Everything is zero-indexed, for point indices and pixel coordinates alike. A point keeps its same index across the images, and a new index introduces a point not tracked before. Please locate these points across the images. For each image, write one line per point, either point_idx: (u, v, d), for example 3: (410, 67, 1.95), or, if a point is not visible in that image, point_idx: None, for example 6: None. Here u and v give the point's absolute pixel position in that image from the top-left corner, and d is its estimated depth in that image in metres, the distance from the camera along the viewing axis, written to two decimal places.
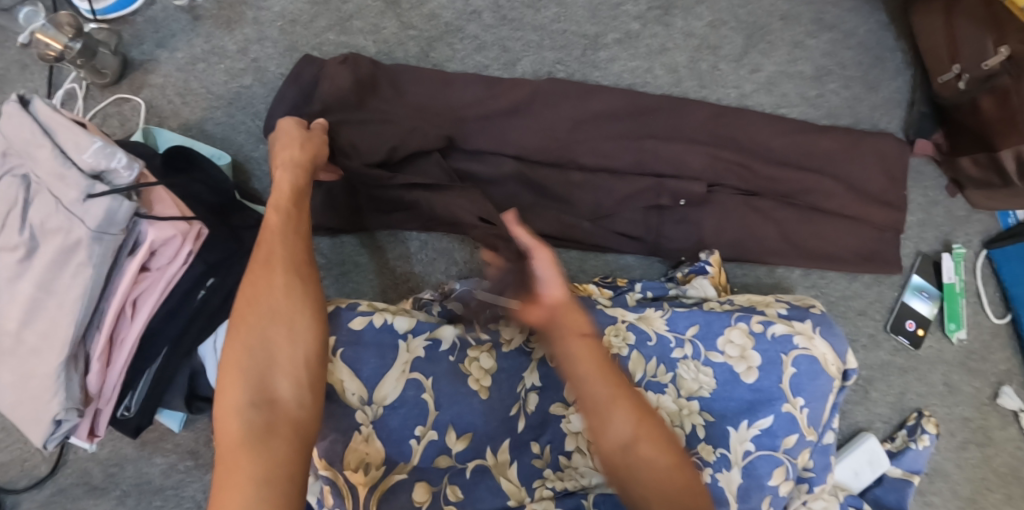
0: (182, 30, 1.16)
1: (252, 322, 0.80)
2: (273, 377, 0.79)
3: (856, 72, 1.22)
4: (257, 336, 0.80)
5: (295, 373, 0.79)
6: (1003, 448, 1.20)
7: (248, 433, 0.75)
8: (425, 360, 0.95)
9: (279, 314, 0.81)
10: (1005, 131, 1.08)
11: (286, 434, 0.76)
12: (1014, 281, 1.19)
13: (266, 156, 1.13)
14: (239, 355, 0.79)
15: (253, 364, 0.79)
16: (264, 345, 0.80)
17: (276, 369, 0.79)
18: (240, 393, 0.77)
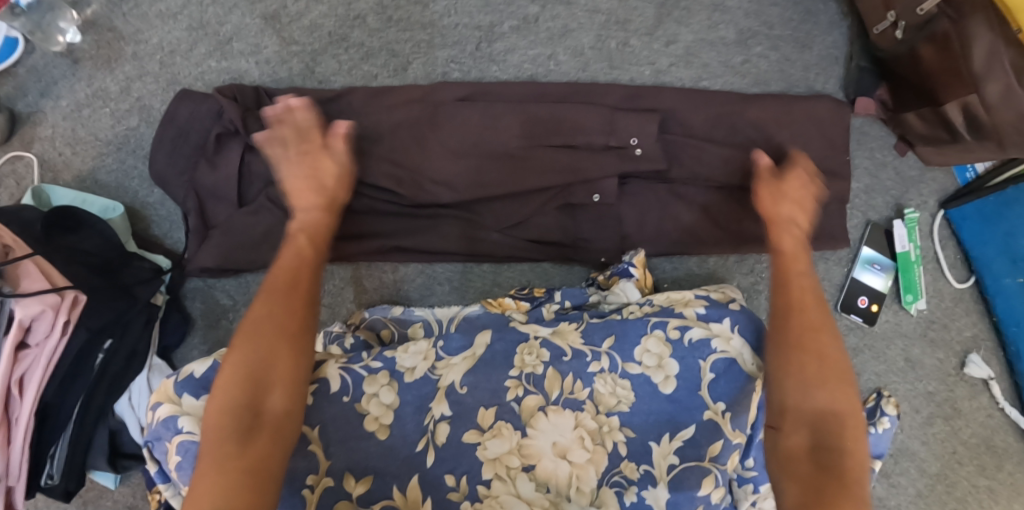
0: (64, 76, 1.10)
1: (259, 338, 0.80)
2: (266, 389, 0.78)
3: (784, 30, 1.12)
4: (259, 350, 0.79)
5: (290, 388, 0.78)
6: (972, 418, 1.12)
7: (230, 434, 0.75)
8: (312, 407, 0.91)
9: (286, 332, 0.81)
10: (948, 81, 0.98)
11: (263, 446, 0.75)
12: (975, 243, 1.10)
13: (162, 199, 1.10)
14: (238, 359, 0.78)
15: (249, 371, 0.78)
16: (266, 358, 0.79)
17: (275, 380, 0.78)
18: (229, 396, 0.77)
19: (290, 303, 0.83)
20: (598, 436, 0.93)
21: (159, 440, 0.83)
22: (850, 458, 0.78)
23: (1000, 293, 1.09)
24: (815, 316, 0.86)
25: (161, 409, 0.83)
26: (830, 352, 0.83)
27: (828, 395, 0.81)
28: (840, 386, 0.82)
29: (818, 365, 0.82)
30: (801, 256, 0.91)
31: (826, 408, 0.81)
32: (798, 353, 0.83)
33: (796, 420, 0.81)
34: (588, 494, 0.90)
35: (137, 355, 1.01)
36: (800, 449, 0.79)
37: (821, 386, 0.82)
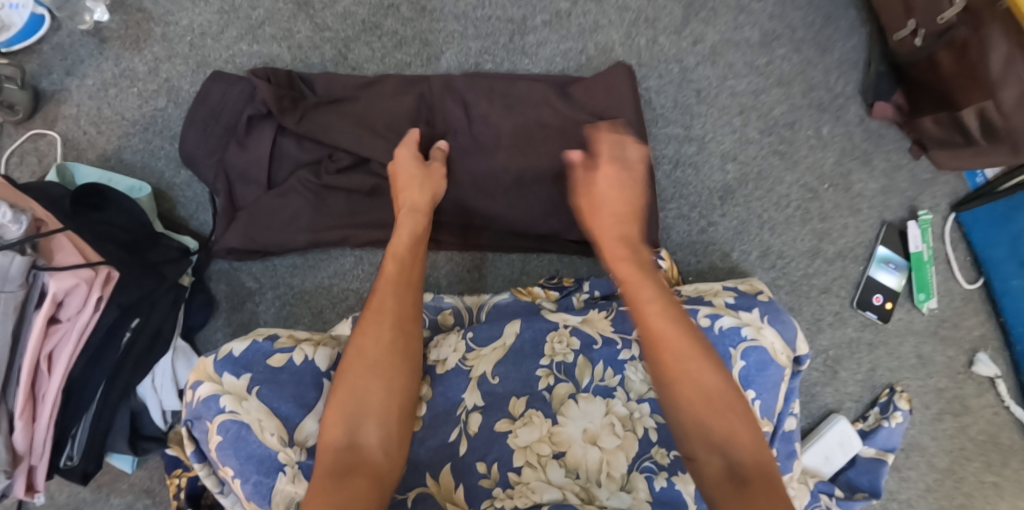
0: (90, 55, 1.09)
1: (358, 372, 0.79)
2: (362, 426, 0.76)
3: (806, 34, 1.16)
4: (359, 385, 0.78)
5: (386, 423, 0.77)
6: (980, 415, 1.16)
7: (333, 469, 0.73)
8: None
9: (380, 363, 0.80)
10: (965, 87, 1.01)
11: (362, 485, 0.72)
12: (985, 245, 1.14)
13: (189, 180, 1.09)
14: (341, 395, 0.78)
15: (350, 404, 0.77)
16: (360, 393, 0.78)
17: (370, 417, 0.77)
18: (338, 432, 0.76)
19: (379, 331, 0.81)
20: (629, 422, 0.94)
21: (199, 419, 0.82)
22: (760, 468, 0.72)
23: (1009, 294, 1.12)
24: (667, 348, 0.78)
25: (201, 388, 0.82)
26: (685, 388, 0.76)
27: (702, 405, 0.76)
28: (712, 415, 0.75)
29: (680, 368, 0.77)
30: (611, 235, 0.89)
31: (716, 434, 0.75)
32: (684, 350, 0.78)
33: (704, 439, 0.75)
34: (619, 481, 0.90)
35: (162, 336, 0.99)
36: (719, 474, 0.73)
37: (706, 402, 0.76)
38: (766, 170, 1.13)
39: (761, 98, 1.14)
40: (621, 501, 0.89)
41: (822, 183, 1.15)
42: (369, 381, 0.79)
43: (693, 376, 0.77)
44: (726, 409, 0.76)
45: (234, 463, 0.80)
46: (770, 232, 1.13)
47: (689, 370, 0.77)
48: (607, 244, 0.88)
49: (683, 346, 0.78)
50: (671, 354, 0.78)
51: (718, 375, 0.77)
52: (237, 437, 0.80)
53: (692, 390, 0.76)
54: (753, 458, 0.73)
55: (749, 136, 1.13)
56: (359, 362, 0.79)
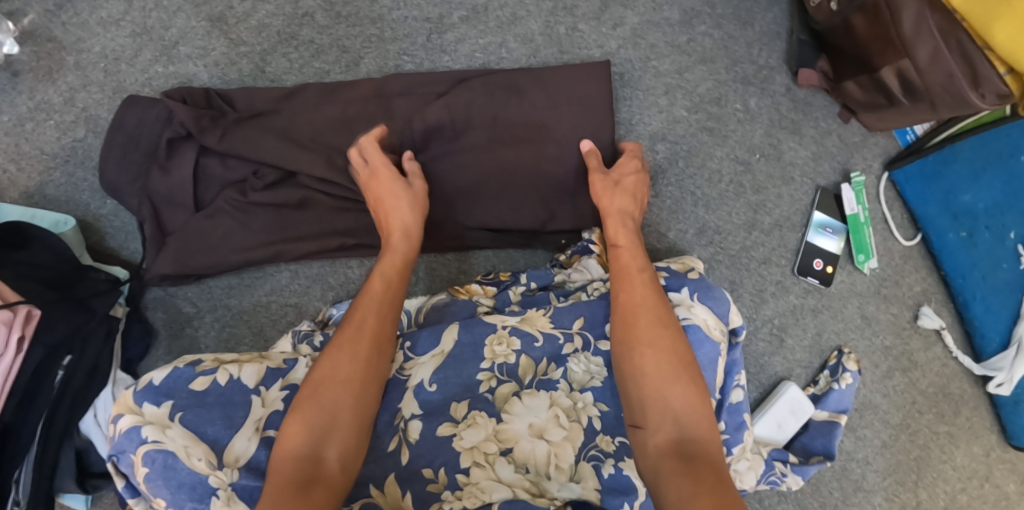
0: (3, 91, 1.07)
1: (330, 389, 0.81)
2: (326, 443, 0.78)
3: (726, 9, 1.16)
4: (328, 400, 0.81)
5: (347, 443, 0.79)
6: (927, 369, 1.18)
7: (291, 481, 0.75)
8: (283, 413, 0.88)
9: (351, 381, 0.82)
10: (881, 49, 1.02)
11: (322, 499, 0.74)
12: (918, 202, 1.15)
13: (116, 210, 1.07)
14: (312, 408, 0.80)
15: (321, 420, 0.79)
16: (331, 408, 0.80)
17: (335, 433, 0.79)
18: (302, 443, 0.78)
19: (355, 353, 0.84)
20: (573, 412, 0.95)
21: (123, 453, 0.81)
22: (705, 442, 0.80)
23: (945, 248, 1.14)
24: (640, 319, 0.88)
25: (123, 421, 0.81)
26: (646, 361, 0.85)
27: (662, 376, 0.84)
28: (669, 385, 0.84)
29: (648, 341, 0.86)
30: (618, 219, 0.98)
31: (670, 402, 0.83)
32: (653, 325, 0.87)
33: (656, 408, 0.83)
34: (568, 471, 0.93)
35: (99, 372, 0.97)
36: (665, 442, 0.80)
37: (673, 374, 0.84)
38: (696, 147, 1.14)
39: (685, 77, 1.14)
40: (571, 492, 0.92)
41: (753, 155, 1.15)
42: (337, 397, 0.81)
43: (653, 354, 0.85)
44: (686, 386, 0.84)
45: (165, 493, 0.80)
46: (705, 209, 1.14)
47: (654, 344, 0.86)
48: (611, 219, 0.98)
49: (657, 326, 0.88)
50: (643, 327, 0.87)
51: (682, 354, 0.86)
52: (164, 465, 0.80)
53: (656, 361, 0.85)
54: (704, 435, 0.81)
55: (677, 115, 1.14)
56: (336, 383, 0.82)
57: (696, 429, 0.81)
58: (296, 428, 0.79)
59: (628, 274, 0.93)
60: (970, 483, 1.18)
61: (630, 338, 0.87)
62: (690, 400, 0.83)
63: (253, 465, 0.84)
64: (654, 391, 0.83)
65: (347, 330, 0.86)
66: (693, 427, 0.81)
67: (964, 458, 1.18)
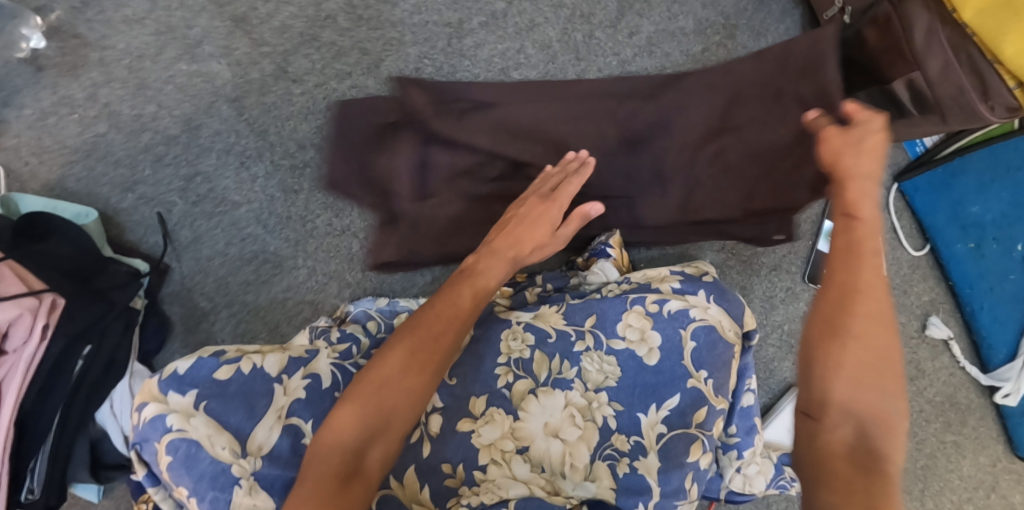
0: (26, 85, 1.08)
1: (390, 386, 0.80)
2: (372, 441, 0.78)
3: (739, 19, 1.18)
4: (387, 398, 0.79)
5: (391, 446, 0.79)
6: (935, 377, 1.19)
7: (331, 476, 0.75)
8: (305, 402, 0.90)
9: (412, 384, 0.81)
10: (892, 60, 1.04)
11: (358, 497, 0.76)
12: (927, 212, 1.17)
13: (136, 204, 1.08)
14: (366, 403, 0.79)
15: (371, 417, 0.78)
16: (385, 408, 0.79)
17: (382, 435, 0.79)
18: (348, 437, 0.77)
19: (424, 359, 0.82)
20: (588, 412, 0.97)
21: (147, 441, 0.83)
22: (888, 461, 0.69)
23: (953, 258, 1.16)
24: (863, 304, 0.72)
25: (147, 409, 0.83)
26: (855, 352, 0.71)
27: (864, 376, 0.71)
28: (871, 387, 0.71)
29: (866, 332, 0.71)
30: (857, 181, 0.78)
31: (870, 405, 0.70)
32: (866, 315, 0.72)
33: (843, 408, 0.71)
34: (583, 470, 0.95)
35: (116, 364, 0.98)
36: (843, 448, 0.70)
37: (878, 376, 0.71)
38: None
39: None
40: (587, 490, 0.94)
41: None
42: (395, 397, 0.80)
43: (874, 343, 0.72)
44: (891, 396, 0.71)
45: (187, 482, 0.82)
46: None
47: (864, 335, 0.72)
48: (851, 181, 0.78)
49: (878, 316, 0.72)
50: (862, 314, 0.72)
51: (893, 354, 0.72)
52: (187, 455, 0.82)
53: (870, 355, 0.71)
54: (890, 450, 0.70)
55: None
56: (395, 383, 0.80)
57: (880, 443, 0.70)
58: (346, 418, 0.78)
59: (846, 250, 0.75)
60: (975, 493, 1.19)
61: (835, 322, 0.72)
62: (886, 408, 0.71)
63: (276, 454, 0.86)
64: (852, 390, 0.71)
65: (421, 327, 0.84)
66: (881, 436, 0.70)
67: (970, 468, 1.19)
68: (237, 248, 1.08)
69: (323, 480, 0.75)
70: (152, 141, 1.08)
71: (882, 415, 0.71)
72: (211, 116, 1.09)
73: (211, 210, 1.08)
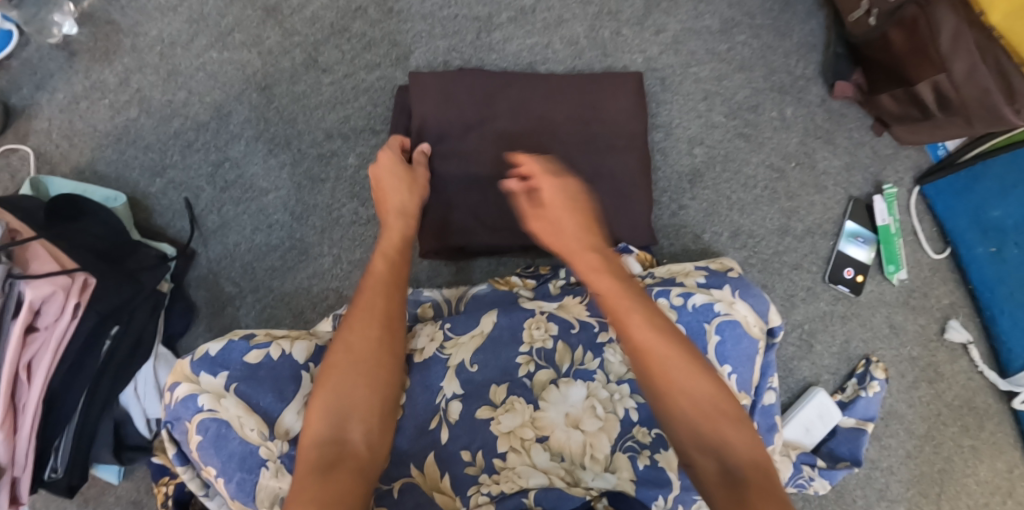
0: (60, 69, 1.09)
1: (341, 366, 0.82)
2: (348, 421, 0.79)
3: (765, 19, 1.19)
4: (347, 383, 0.80)
5: (369, 419, 0.80)
6: (953, 381, 1.19)
7: (317, 461, 0.76)
8: None
9: (367, 361, 0.82)
10: (917, 62, 1.05)
11: (346, 478, 0.74)
12: (948, 214, 1.18)
13: (165, 188, 1.09)
14: (327, 390, 0.80)
15: (337, 399, 0.80)
16: (345, 388, 0.80)
17: (354, 414, 0.79)
18: (322, 424, 0.78)
19: (367, 330, 0.84)
20: (609, 404, 0.97)
21: (179, 420, 0.85)
22: (754, 475, 0.75)
23: (974, 262, 1.16)
24: (639, 327, 0.83)
25: (180, 389, 0.85)
26: (672, 367, 0.81)
27: (699, 402, 0.80)
28: (708, 415, 0.79)
29: (657, 359, 0.81)
30: (576, 238, 0.93)
31: (715, 435, 0.78)
32: (682, 352, 0.82)
33: (699, 440, 0.79)
34: (603, 461, 0.95)
35: (143, 343, 0.99)
36: (714, 476, 0.77)
37: (719, 409, 0.80)
38: (732, 153, 1.16)
39: (724, 84, 1.17)
40: (606, 481, 0.94)
41: (788, 162, 1.18)
42: (355, 379, 0.81)
43: (681, 374, 0.81)
44: (731, 421, 0.79)
45: (216, 461, 0.84)
46: (740, 212, 1.16)
47: (664, 369, 0.81)
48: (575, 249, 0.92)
49: (673, 347, 0.82)
50: (652, 351, 0.82)
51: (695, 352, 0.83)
52: (217, 434, 0.84)
53: (693, 385, 0.80)
54: (754, 465, 0.76)
55: (715, 121, 1.17)
56: (346, 358, 0.82)
57: (744, 459, 0.77)
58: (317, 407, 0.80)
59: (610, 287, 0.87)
60: (992, 499, 1.18)
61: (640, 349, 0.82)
62: (723, 427, 0.79)
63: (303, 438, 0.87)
64: (699, 416, 0.79)
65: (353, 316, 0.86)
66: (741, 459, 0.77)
67: (987, 473, 1.19)
68: (263, 235, 1.09)
69: (310, 464, 0.76)
70: (182, 127, 1.10)
71: (745, 440, 0.78)
72: (241, 104, 1.10)
73: (239, 196, 1.09)
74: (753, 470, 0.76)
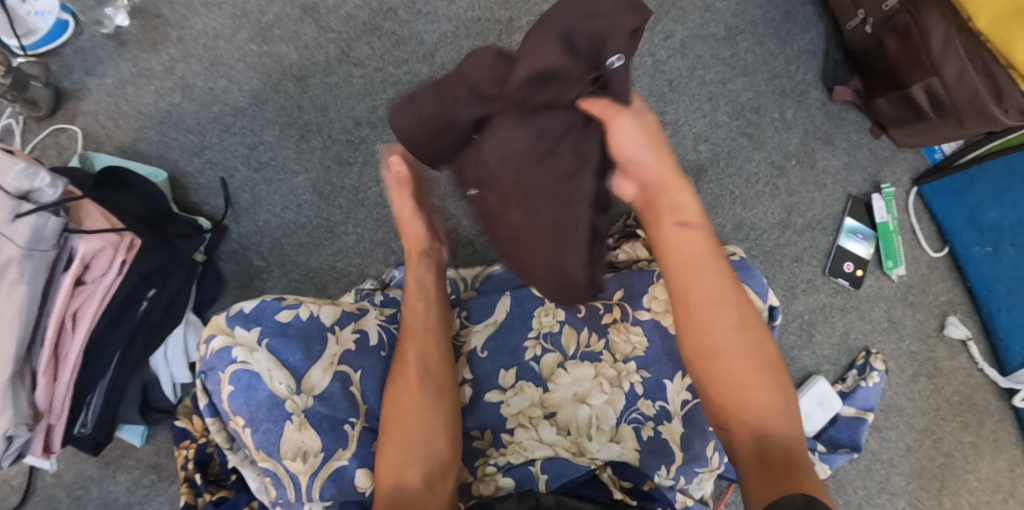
0: (110, 57, 1.18)
1: (407, 422, 0.89)
2: (409, 469, 0.87)
3: (768, 28, 1.26)
4: (410, 436, 0.89)
5: (428, 470, 0.88)
6: (953, 377, 1.22)
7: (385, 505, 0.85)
8: (354, 352, 0.95)
9: (423, 415, 0.90)
10: (911, 67, 1.11)
11: None
12: (945, 214, 1.22)
13: (202, 168, 1.16)
14: (395, 446, 0.89)
15: (403, 453, 0.88)
16: (410, 439, 0.89)
17: (414, 464, 0.87)
18: (390, 475, 0.87)
19: (411, 391, 0.91)
20: (616, 379, 1.01)
21: (213, 370, 0.90)
22: (786, 444, 0.79)
23: (970, 260, 1.20)
24: (709, 314, 0.84)
25: (215, 341, 0.90)
26: (726, 341, 0.83)
27: (739, 363, 0.82)
28: (747, 379, 0.82)
29: (716, 321, 0.84)
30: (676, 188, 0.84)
31: (749, 401, 0.81)
32: (734, 314, 0.84)
33: (736, 405, 0.81)
34: (608, 433, 0.99)
35: (177, 305, 1.06)
36: (747, 446, 0.79)
37: (761, 376, 0.82)
38: (735, 150, 1.23)
39: (728, 87, 1.24)
40: (611, 452, 0.98)
41: (789, 161, 1.24)
42: (412, 430, 0.89)
43: (729, 333, 0.83)
44: (772, 391, 0.82)
45: (245, 412, 0.88)
46: (742, 206, 1.22)
47: (712, 332, 0.83)
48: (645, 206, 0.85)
49: (735, 314, 0.84)
50: (705, 315, 0.84)
51: (756, 324, 0.84)
52: (248, 385, 0.88)
53: (740, 348, 0.83)
54: (788, 436, 0.79)
55: (719, 120, 1.24)
56: (399, 411, 0.90)
57: (776, 428, 0.80)
58: (386, 464, 0.88)
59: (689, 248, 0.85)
60: (993, 496, 1.20)
61: (694, 309, 0.84)
62: (766, 396, 0.81)
63: (326, 397, 0.91)
64: (732, 377, 0.82)
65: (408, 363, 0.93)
66: (778, 430, 0.80)
67: (988, 469, 1.20)
68: (293, 214, 1.16)
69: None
70: (221, 112, 1.17)
71: (782, 409, 0.81)
72: (277, 93, 1.18)
73: (271, 177, 1.17)
74: (785, 442, 0.79)
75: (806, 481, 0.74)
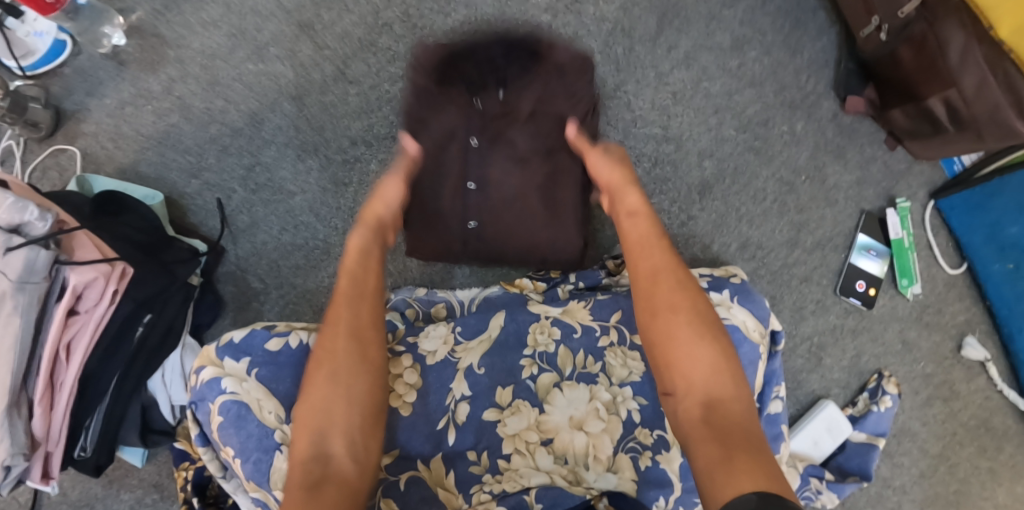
0: (109, 78, 1.18)
1: (325, 381, 0.84)
2: (328, 435, 0.81)
3: (777, 37, 1.21)
4: (325, 397, 0.83)
5: (350, 433, 0.82)
6: (970, 400, 1.17)
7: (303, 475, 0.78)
8: None
9: (340, 376, 0.84)
10: (927, 78, 1.05)
11: (331, 495, 0.77)
12: (964, 230, 1.17)
13: (199, 189, 1.16)
14: (310, 410, 0.82)
15: (318, 418, 0.82)
16: (326, 403, 0.82)
17: (332, 427, 0.81)
18: (308, 441, 0.81)
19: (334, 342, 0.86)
20: (612, 406, 0.99)
21: (203, 400, 0.90)
22: (732, 415, 0.77)
23: (990, 279, 1.15)
24: (662, 289, 0.85)
25: (204, 372, 0.90)
26: (672, 311, 0.84)
27: (685, 334, 0.82)
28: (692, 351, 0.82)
29: (665, 293, 0.85)
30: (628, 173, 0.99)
31: (694, 372, 0.81)
32: (681, 291, 0.85)
33: (682, 380, 0.81)
34: (605, 462, 0.96)
35: (174, 331, 1.05)
36: (693, 418, 0.78)
37: (707, 347, 0.82)
38: (742, 166, 1.19)
39: (734, 99, 1.20)
40: (607, 482, 0.96)
41: (798, 176, 1.19)
42: (331, 390, 0.83)
43: (676, 307, 0.84)
44: (719, 364, 0.81)
45: (234, 443, 0.88)
46: (748, 224, 1.18)
47: (659, 307, 0.84)
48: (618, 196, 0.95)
49: (685, 292, 0.85)
50: (654, 291, 0.86)
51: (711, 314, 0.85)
52: (238, 416, 0.88)
53: (685, 320, 0.83)
54: (735, 409, 0.78)
55: (725, 134, 1.19)
56: (318, 366, 0.85)
57: (725, 401, 0.79)
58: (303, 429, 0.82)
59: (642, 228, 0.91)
60: None
61: (647, 290, 0.86)
62: (710, 369, 0.81)
63: None
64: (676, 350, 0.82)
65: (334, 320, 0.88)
66: (724, 404, 0.79)
67: (1005, 497, 1.16)
68: (289, 235, 1.16)
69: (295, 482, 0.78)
70: (218, 132, 1.17)
71: (730, 385, 0.80)
72: (274, 112, 1.18)
73: (268, 198, 1.16)
74: (731, 417, 0.77)
75: (751, 453, 0.73)
